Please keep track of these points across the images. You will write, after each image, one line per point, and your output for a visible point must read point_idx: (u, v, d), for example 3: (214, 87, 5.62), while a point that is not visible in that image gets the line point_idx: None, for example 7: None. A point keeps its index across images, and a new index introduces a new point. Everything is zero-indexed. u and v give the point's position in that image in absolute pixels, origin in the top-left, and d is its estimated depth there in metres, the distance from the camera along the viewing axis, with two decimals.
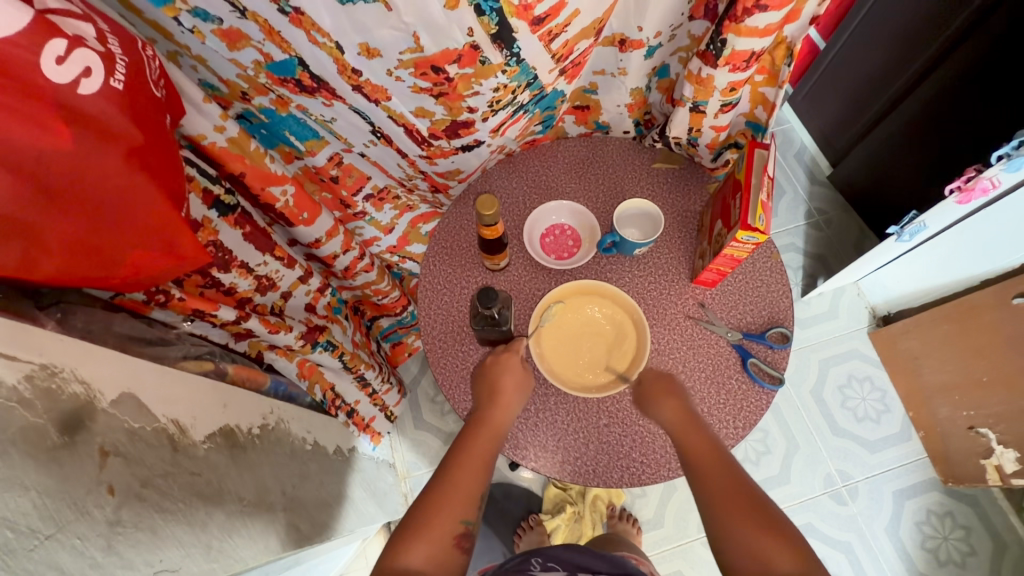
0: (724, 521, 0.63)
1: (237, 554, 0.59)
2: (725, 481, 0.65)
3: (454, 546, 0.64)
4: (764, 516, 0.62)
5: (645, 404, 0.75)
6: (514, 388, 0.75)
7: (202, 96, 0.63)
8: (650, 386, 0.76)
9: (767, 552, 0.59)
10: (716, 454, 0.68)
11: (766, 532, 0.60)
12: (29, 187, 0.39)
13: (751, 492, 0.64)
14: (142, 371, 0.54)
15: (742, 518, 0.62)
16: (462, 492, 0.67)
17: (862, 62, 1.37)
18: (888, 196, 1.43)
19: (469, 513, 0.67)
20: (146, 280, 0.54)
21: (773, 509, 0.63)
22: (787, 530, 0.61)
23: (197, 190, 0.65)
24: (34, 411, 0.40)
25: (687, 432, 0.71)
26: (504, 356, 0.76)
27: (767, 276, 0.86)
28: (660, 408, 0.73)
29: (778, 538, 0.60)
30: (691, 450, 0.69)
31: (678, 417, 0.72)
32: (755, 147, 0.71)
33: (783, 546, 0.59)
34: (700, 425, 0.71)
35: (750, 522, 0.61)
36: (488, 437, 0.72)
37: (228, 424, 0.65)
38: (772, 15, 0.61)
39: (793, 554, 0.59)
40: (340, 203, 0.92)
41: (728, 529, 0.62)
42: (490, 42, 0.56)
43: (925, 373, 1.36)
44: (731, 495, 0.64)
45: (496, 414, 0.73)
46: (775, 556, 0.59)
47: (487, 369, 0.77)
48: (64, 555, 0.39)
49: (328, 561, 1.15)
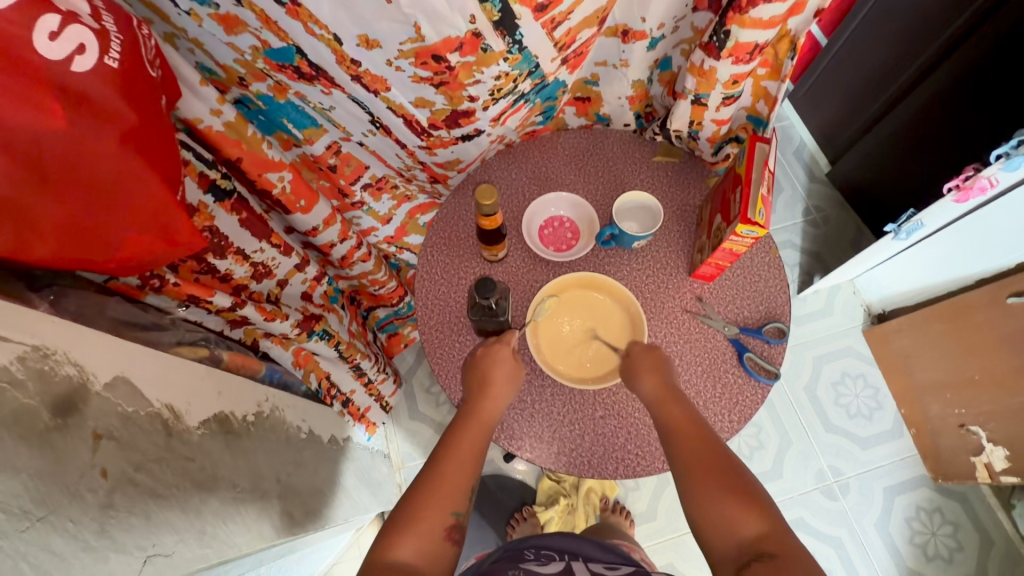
0: (698, 489, 0.63)
1: (231, 540, 0.59)
2: (703, 452, 0.65)
3: (443, 540, 0.64)
4: (737, 486, 0.62)
5: (630, 378, 0.74)
6: (505, 379, 0.74)
7: (199, 79, 0.62)
8: (638, 359, 0.74)
9: (738, 521, 0.59)
10: (696, 427, 0.68)
11: (739, 502, 0.60)
12: (22, 168, 0.39)
13: (728, 462, 0.64)
14: (136, 356, 0.53)
15: (715, 487, 0.62)
16: (453, 484, 0.67)
17: (863, 60, 1.37)
18: (887, 195, 1.43)
19: (459, 506, 0.67)
20: (140, 264, 0.53)
21: (747, 479, 0.63)
22: (761, 500, 0.61)
23: (193, 175, 0.65)
24: (27, 392, 0.39)
25: (667, 404, 0.70)
26: (495, 347, 0.76)
27: (765, 271, 0.86)
28: (640, 381, 0.72)
29: (750, 507, 0.60)
30: (670, 421, 0.69)
31: (659, 389, 0.71)
32: (756, 141, 0.71)
33: (754, 515, 0.59)
34: (681, 397, 0.71)
35: (725, 491, 0.61)
36: (479, 428, 0.72)
37: (223, 410, 0.64)
38: (777, 7, 0.61)
39: (765, 524, 0.59)
40: (338, 191, 0.91)
41: (702, 499, 0.62)
42: (493, 29, 0.55)
43: (917, 371, 1.37)
44: (706, 464, 0.64)
45: (486, 405, 0.73)
46: (745, 524, 0.59)
47: (478, 361, 0.76)
48: (56, 537, 0.39)
49: (321, 550, 1.15)
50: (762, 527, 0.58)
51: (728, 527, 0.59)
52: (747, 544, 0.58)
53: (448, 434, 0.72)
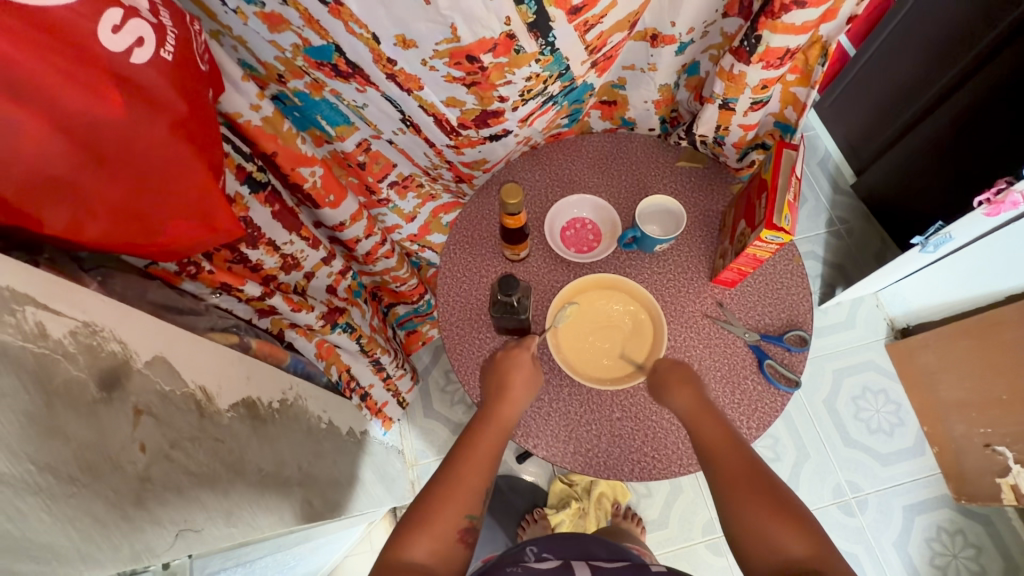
0: (737, 505, 0.62)
1: (255, 522, 0.60)
2: (739, 467, 0.65)
3: (458, 540, 0.64)
4: (778, 501, 0.61)
5: (660, 395, 0.75)
6: (523, 384, 0.75)
7: (241, 74, 0.64)
8: (667, 374, 0.75)
9: (778, 536, 0.59)
10: (732, 441, 0.68)
11: (779, 518, 0.60)
12: (81, 153, 0.41)
13: (766, 477, 0.64)
14: (174, 338, 0.55)
15: (754, 504, 0.62)
16: (467, 486, 0.67)
17: (893, 71, 1.35)
18: (914, 207, 1.40)
19: (474, 507, 0.67)
20: (180, 250, 0.55)
21: (788, 496, 0.62)
22: (803, 516, 0.60)
23: (231, 166, 0.67)
24: (76, 364, 0.41)
25: (701, 419, 0.70)
26: (514, 352, 0.77)
27: (787, 278, 0.86)
28: (672, 397, 0.73)
29: (791, 523, 0.59)
30: (705, 437, 0.69)
31: (693, 405, 0.72)
32: (783, 148, 0.72)
33: (796, 531, 0.59)
34: (715, 412, 0.71)
35: (763, 506, 0.61)
36: (496, 430, 0.73)
37: (250, 395, 0.66)
38: (810, 13, 0.61)
39: (806, 541, 0.58)
40: (366, 188, 0.93)
41: (743, 515, 0.62)
42: (527, 31, 0.56)
43: (942, 388, 1.35)
44: (744, 480, 0.64)
45: (504, 407, 0.74)
46: (787, 541, 0.58)
47: (498, 364, 0.77)
48: (99, 505, 0.40)
49: (335, 542, 1.17)
50: (805, 544, 0.58)
51: (771, 546, 0.59)
52: (789, 562, 0.57)
53: (467, 435, 0.72)
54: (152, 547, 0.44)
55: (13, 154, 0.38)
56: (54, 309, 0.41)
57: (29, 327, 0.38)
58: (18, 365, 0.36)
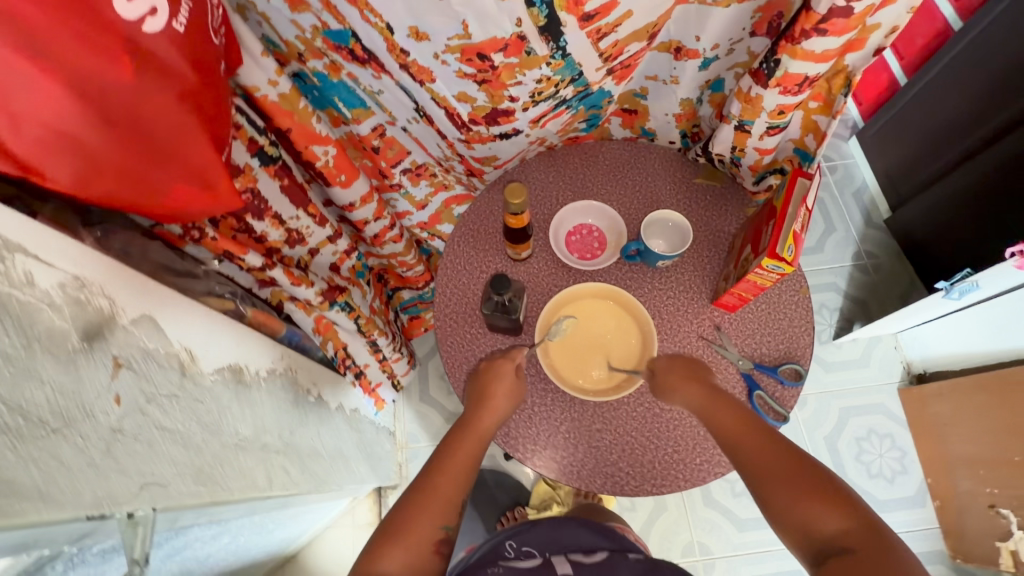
0: (768, 490, 0.62)
1: (225, 483, 0.62)
2: (767, 450, 0.64)
3: (432, 552, 0.64)
4: (809, 481, 0.60)
5: (666, 397, 0.75)
6: (505, 394, 0.76)
7: (261, 50, 0.65)
8: (666, 375, 0.75)
9: (814, 517, 0.58)
10: (754, 427, 0.67)
11: (816, 499, 0.59)
12: (90, 113, 0.41)
13: (799, 457, 0.63)
14: (166, 299, 0.57)
15: (786, 484, 0.61)
16: (443, 498, 0.68)
17: (943, 106, 1.29)
18: (947, 249, 1.35)
19: (450, 518, 0.68)
20: (181, 216, 0.56)
21: (827, 476, 0.61)
22: (842, 493, 0.59)
23: (244, 138, 0.68)
24: (61, 314, 0.43)
25: (716, 410, 0.70)
26: (500, 361, 0.78)
27: (791, 309, 0.83)
28: (680, 396, 0.73)
29: (826, 502, 0.58)
30: (722, 425, 0.69)
31: (701, 398, 0.72)
32: (797, 176, 0.70)
33: (831, 510, 0.58)
34: (728, 401, 0.70)
35: (799, 489, 0.60)
36: (474, 439, 0.74)
37: (238, 361, 0.69)
38: (831, 41, 0.59)
39: (844, 516, 0.57)
40: (378, 172, 0.94)
41: (775, 498, 0.61)
42: (538, 34, 0.56)
43: (952, 442, 1.28)
44: (771, 462, 0.63)
45: (482, 416, 0.75)
46: (824, 521, 0.57)
47: (481, 374, 0.78)
48: (65, 449, 0.41)
49: (316, 513, 1.20)
50: (842, 521, 0.57)
51: (806, 526, 0.58)
52: (828, 542, 0.56)
53: (446, 441, 0.74)
54: (115, 495, 0.45)
55: (21, 104, 0.38)
56: (46, 260, 0.43)
57: (18, 275, 0.40)
58: (3, 308, 0.38)
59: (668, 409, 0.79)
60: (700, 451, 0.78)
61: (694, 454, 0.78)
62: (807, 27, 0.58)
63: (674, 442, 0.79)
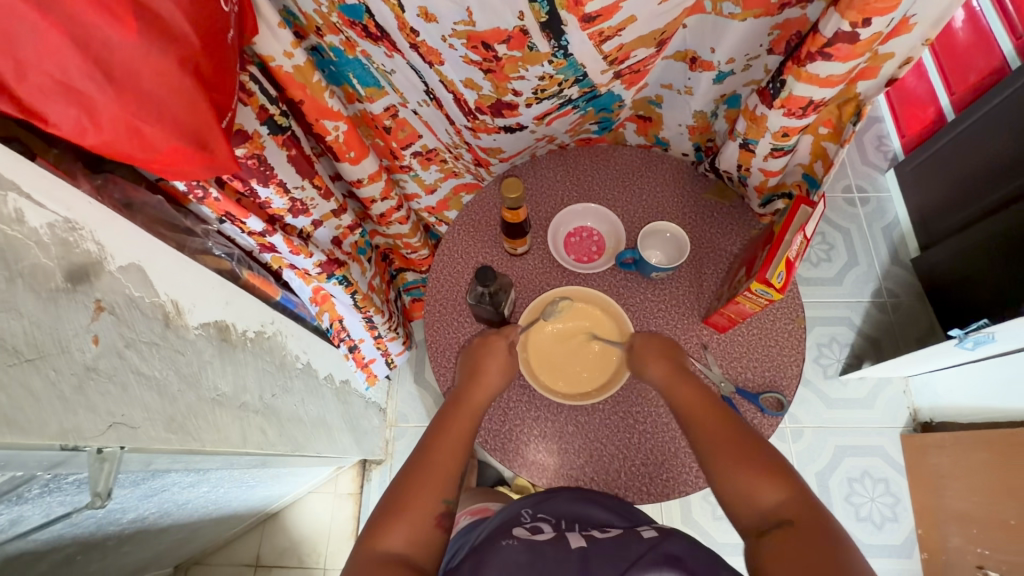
0: (716, 463, 0.64)
1: (198, 435, 0.63)
2: (719, 426, 0.66)
3: (435, 526, 0.66)
4: (757, 458, 0.63)
5: (639, 369, 0.75)
6: (498, 370, 0.76)
7: (278, 20, 0.65)
8: (642, 349, 0.76)
9: (757, 491, 0.61)
10: (712, 403, 0.69)
11: (761, 475, 0.61)
12: (89, 65, 0.44)
13: (746, 434, 0.66)
14: (151, 250, 0.61)
15: (733, 460, 0.63)
16: (442, 474, 0.69)
17: (986, 146, 1.23)
18: (970, 297, 1.27)
19: (450, 492, 0.69)
20: (178, 174, 0.58)
21: (768, 451, 0.64)
22: (778, 466, 0.62)
23: (254, 105, 0.69)
24: (47, 253, 0.47)
25: (677, 385, 0.71)
26: (491, 338, 0.78)
27: (782, 337, 0.82)
28: (649, 370, 0.73)
29: (771, 478, 0.61)
30: (682, 403, 0.70)
31: (667, 374, 0.72)
32: (800, 202, 0.68)
33: (776, 486, 0.61)
34: (691, 379, 0.71)
35: (745, 464, 0.63)
36: (467, 415, 0.74)
37: (225, 320, 0.73)
38: (837, 66, 0.57)
39: (783, 489, 0.60)
40: (390, 152, 0.95)
41: (722, 473, 0.63)
42: (540, 30, 0.57)
43: (947, 496, 1.22)
44: (722, 436, 0.65)
45: (474, 392, 0.75)
46: (767, 495, 0.60)
47: (474, 351, 0.79)
48: (36, 379, 0.43)
49: (298, 477, 1.23)
50: (780, 494, 0.60)
51: (749, 499, 0.61)
52: (768, 513, 0.59)
53: (438, 420, 0.74)
54: (81, 429, 0.47)
55: (27, 49, 0.42)
56: (37, 201, 0.47)
57: (8, 211, 0.44)
58: None
59: (643, 421, 0.79)
60: (668, 467, 0.78)
61: (661, 469, 0.78)
62: (813, 49, 0.57)
63: (644, 454, 0.78)
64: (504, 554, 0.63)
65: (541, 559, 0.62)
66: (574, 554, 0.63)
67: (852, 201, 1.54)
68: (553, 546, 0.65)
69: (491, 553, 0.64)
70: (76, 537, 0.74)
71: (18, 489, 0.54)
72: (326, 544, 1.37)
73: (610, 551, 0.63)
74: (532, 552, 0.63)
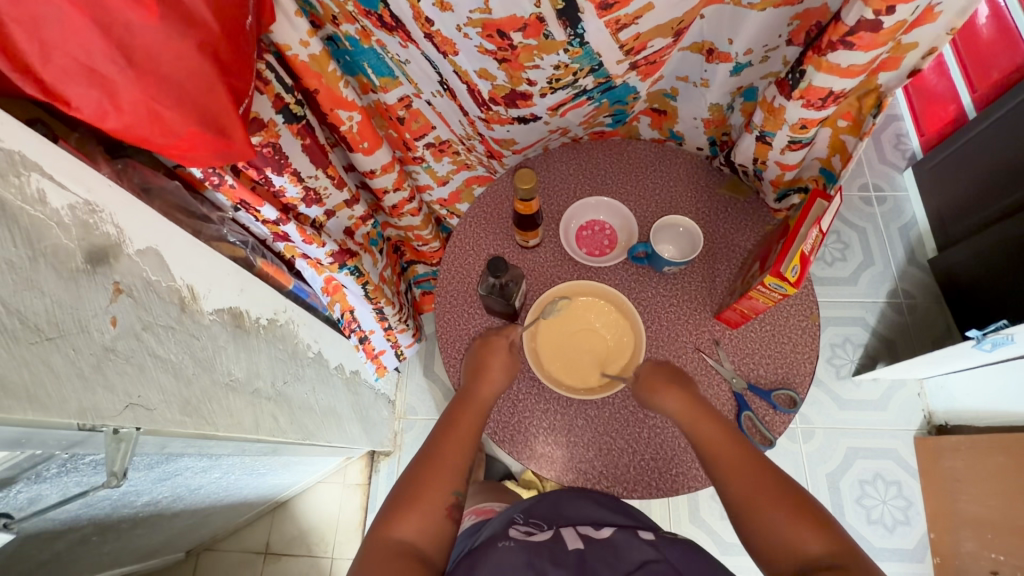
0: (752, 508, 0.64)
1: (211, 419, 0.64)
2: (748, 467, 0.66)
3: (445, 516, 0.66)
4: (790, 501, 0.63)
5: (650, 401, 0.73)
6: (502, 368, 0.76)
7: (295, 10, 0.65)
8: (647, 380, 0.74)
9: (797, 537, 0.61)
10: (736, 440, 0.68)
11: (796, 518, 0.62)
12: (112, 49, 0.45)
13: (775, 475, 0.66)
14: (168, 236, 0.62)
15: (768, 505, 0.63)
16: (449, 467, 0.70)
17: (1007, 146, 1.20)
18: (988, 299, 1.24)
19: (459, 484, 0.69)
20: (196, 160, 0.59)
21: (798, 492, 0.64)
22: (811, 509, 0.63)
23: (271, 94, 0.69)
24: (68, 234, 0.48)
25: (700, 423, 0.70)
26: (492, 337, 0.79)
27: (796, 334, 0.81)
28: (666, 400, 0.72)
29: (802, 518, 0.62)
30: (706, 442, 0.69)
31: (685, 406, 0.71)
32: (816, 196, 0.67)
33: (809, 528, 0.61)
34: (711, 412, 0.71)
35: (779, 508, 0.63)
36: (474, 411, 0.74)
37: (238, 307, 0.74)
38: (858, 55, 0.57)
39: (819, 532, 0.61)
40: (403, 144, 0.96)
41: (760, 520, 0.63)
42: (556, 18, 0.57)
43: (961, 500, 1.20)
44: (753, 477, 0.66)
45: (481, 387, 0.75)
46: (806, 539, 0.61)
47: (477, 350, 0.79)
48: (57, 358, 0.44)
49: (307, 467, 1.24)
50: (818, 537, 0.61)
51: (788, 545, 0.61)
52: (811, 559, 0.60)
53: (446, 416, 0.75)
54: (100, 409, 0.48)
55: (53, 32, 0.42)
56: (59, 182, 0.48)
57: (31, 191, 0.45)
58: (12, 219, 0.42)
59: (652, 416, 0.79)
60: (677, 463, 0.77)
61: (670, 465, 0.78)
62: (834, 38, 0.56)
63: (653, 449, 0.78)
64: (500, 554, 0.63)
65: (539, 559, 0.63)
66: (570, 555, 0.64)
67: (868, 200, 1.51)
68: (550, 545, 0.66)
69: (486, 555, 0.64)
70: (92, 517, 0.75)
71: (37, 468, 0.55)
72: (334, 534, 1.39)
73: (606, 553, 0.64)
74: (529, 552, 0.64)
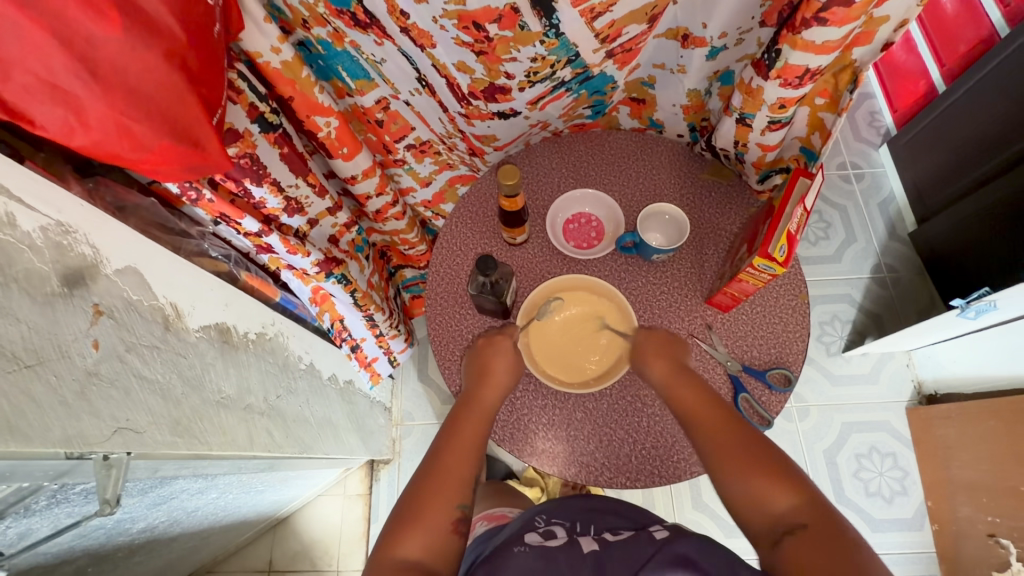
0: (724, 470, 0.63)
1: (203, 438, 0.62)
2: (720, 427, 0.66)
3: (451, 533, 0.65)
4: (762, 462, 0.62)
5: (640, 369, 0.74)
6: (506, 369, 0.75)
7: (264, 15, 0.64)
8: (643, 348, 0.75)
9: (768, 497, 0.60)
10: (712, 401, 0.68)
11: (767, 477, 0.61)
12: (75, 63, 0.43)
13: (749, 433, 0.65)
14: (147, 253, 0.60)
15: (740, 464, 0.62)
16: (456, 476, 0.69)
17: (976, 117, 1.23)
18: (970, 268, 1.26)
19: (465, 498, 0.68)
20: (171, 174, 0.57)
21: (772, 452, 0.63)
22: (785, 468, 0.62)
23: (244, 103, 0.68)
24: (42, 257, 0.46)
25: (676, 385, 0.70)
26: (497, 337, 0.77)
27: (786, 313, 0.81)
28: (650, 369, 0.73)
29: (777, 482, 0.61)
30: (682, 404, 0.69)
31: (667, 375, 0.71)
32: (799, 174, 0.67)
33: (785, 490, 0.60)
34: (694, 380, 0.70)
35: (751, 468, 0.62)
36: (480, 417, 0.74)
37: (225, 322, 0.72)
38: (832, 31, 0.57)
39: (793, 491, 0.60)
40: (383, 147, 0.94)
41: (731, 482, 0.62)
42: (531, 8, 0.57)
43: (954, 467, 1.22)
44: (725, 436, 0.65)
45: (485, 393, 0.74)
46: (776, 498, 0.60)
47: (481, 350, 0.78)
48: (38, 386, 0.43)
49: (305, 481, 1.22)
50: (791, 496, 0.60)
51: (758, 504, 0.60)
52: (780, 518, 0.59)
53: (451, 422, 0.74)
54: (86, 435, 0.46)
55: (11, 47, 0.41)
56: (30, 205, 0.46)
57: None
58: None
59: (650, 404, 0.79)
60: (678, 449, 0.77)
61: (671, 451, 0.78)
62: (808, 16, 0.57)
63: (653, 437, 0.78)
64: (517, 560, 0.63)
65: (555, 564, 0.62)
66: (588, 558, 0.63)
67: (847, 178, 1.54)
68: (567, 549, 0.65)
69: (502, 560, 0.63)
70: (86, 548, 0.73)
71: (25, 501, 0.53)
72: (338, 546, 1.37)
73: (623, 554, 0.64)
74: (544, 557, 0.63)
